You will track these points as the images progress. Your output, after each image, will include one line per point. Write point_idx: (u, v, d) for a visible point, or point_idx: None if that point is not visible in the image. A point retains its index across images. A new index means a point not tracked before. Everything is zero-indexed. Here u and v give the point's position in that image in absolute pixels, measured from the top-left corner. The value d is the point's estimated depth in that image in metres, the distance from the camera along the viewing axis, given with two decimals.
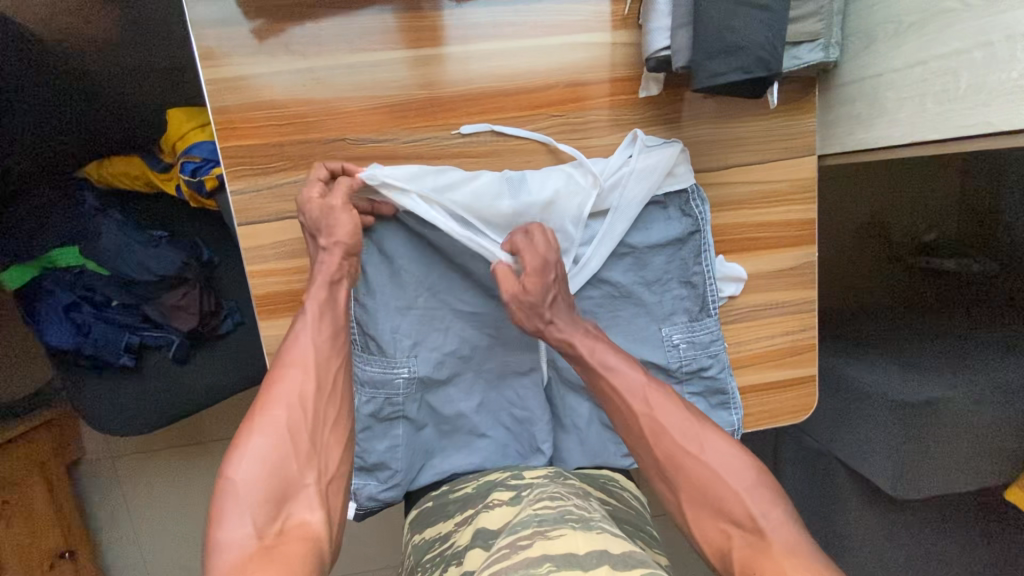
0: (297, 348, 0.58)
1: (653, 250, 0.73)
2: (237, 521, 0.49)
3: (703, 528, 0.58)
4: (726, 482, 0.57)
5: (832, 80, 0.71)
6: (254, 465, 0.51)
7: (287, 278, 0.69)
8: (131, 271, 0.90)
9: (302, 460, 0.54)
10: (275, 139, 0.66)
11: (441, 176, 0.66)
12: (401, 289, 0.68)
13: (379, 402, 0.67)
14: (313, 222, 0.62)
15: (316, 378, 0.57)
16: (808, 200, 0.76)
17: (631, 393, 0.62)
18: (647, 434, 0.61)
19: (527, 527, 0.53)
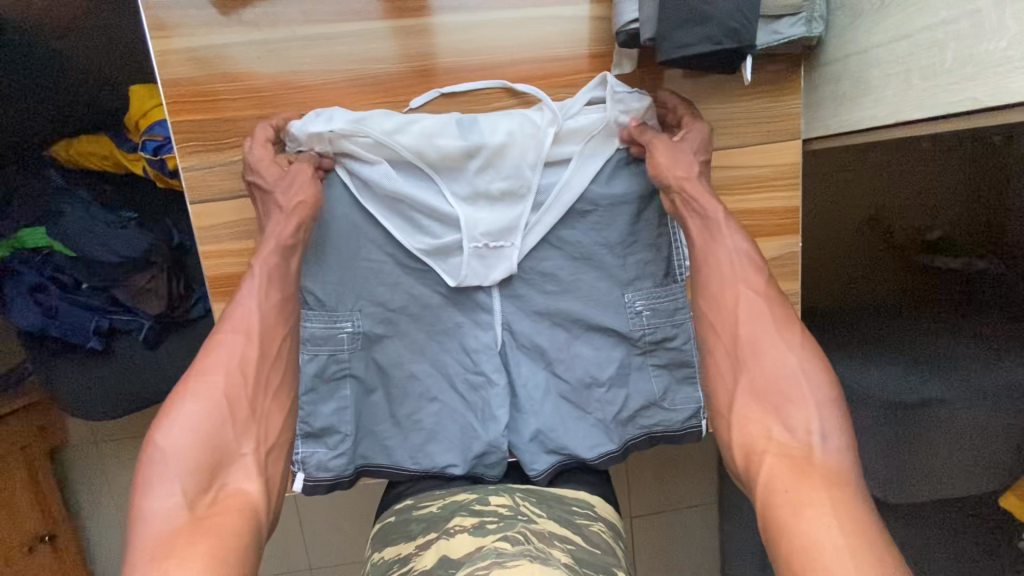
0: (238, 315, 0.55)
1: (616, 209, 0.69)
2: (167, 490, 0.46)
3: (746, 423, 0.55)
4: (798, 387, 0.54)
5: (817, 57, 0.67)
6: (186, 433, 0.49)
7: (240, 259, 0.67)
8: (96, 253, 0.88)
9: (240, 428, 0.51)
10: (228, 114, 0.64)
11: (388, 119, 0.63)
12: (343, 240, 0.66)
13: (323, 361, 0.66)
14: (268, 183, 0.61)
15: (256, 345, 0.55)
16: (792, 187, 0.72)
17: (740, 263, 0.60)
18: (743, 314, 0.58)
19: (485, 559, 0.50)
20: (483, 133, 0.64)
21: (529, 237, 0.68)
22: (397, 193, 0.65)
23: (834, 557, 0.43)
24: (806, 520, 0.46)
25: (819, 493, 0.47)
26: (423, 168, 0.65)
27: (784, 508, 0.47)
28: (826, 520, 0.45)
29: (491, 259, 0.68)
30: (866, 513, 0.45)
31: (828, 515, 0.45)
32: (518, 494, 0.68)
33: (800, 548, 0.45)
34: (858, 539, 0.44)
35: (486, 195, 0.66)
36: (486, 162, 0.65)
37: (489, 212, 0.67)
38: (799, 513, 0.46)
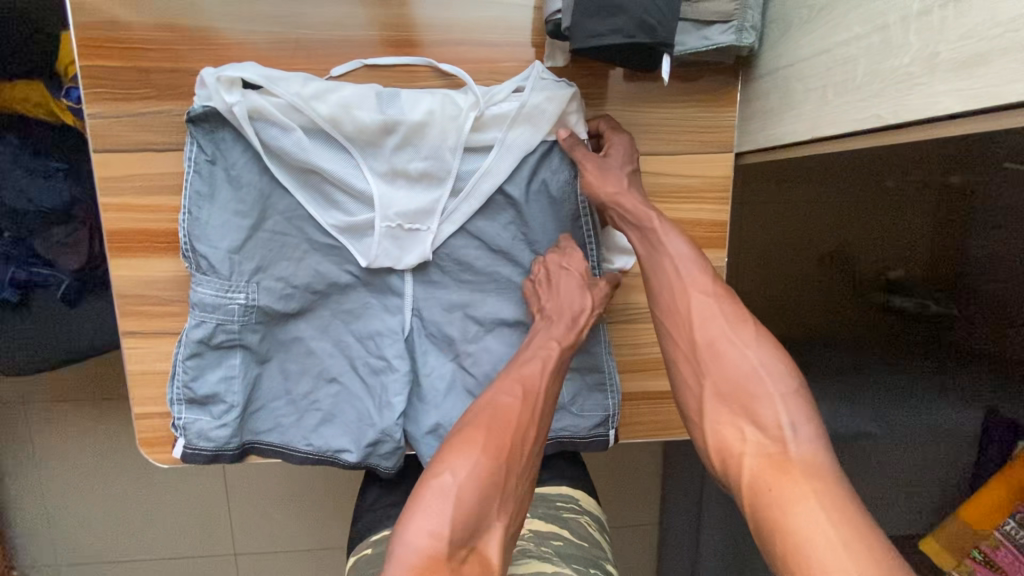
0: (528, 374, 0.61)
1: (536, 205, 0.68)
2: (424, 522, 0.49)
3: (720, 427, 0.54)
4: (762, 382, 0.53)
5: (753, 70, 0.66)
6: (469, 476, 0.51)
7: (142, 215, 0.64)
8: (13, 198, 0.85)
9: (506, 496, 0.53)
10: (140, 64, 0.62)
11: (305, 84, 0.61)
12: (246, 203, 0.63)
13: (211, 328, 0.63)
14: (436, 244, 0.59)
15: (531, 409, 0.58)
16: (721, 201, 0.71)
17: (688, 263, 0.60)
18: (695, 315, 0.58)
19: None
20: (407, 112, 0.63)
21: (447, 224, 0.67)
22: (310, 161, 0.63)
23: (829, 553, 0.42)
24: (795, 516, 0.45)
25: (802, 487, 0.46)
26: (341, 140, 0.63)
27: (773, 508, 0.47)
28: (813, 510, 0.45)
29: (406, 243, 0.67)
30: (848, 515, 0.44)
31: (816, 507, 0.45)
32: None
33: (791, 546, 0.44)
34: (846, 530, 0.43)
35: (405, 175, 0.65)
36: (407, 142, 0.64)
37: (405, 194, 0.66)
38: (788, 511, 0.46)
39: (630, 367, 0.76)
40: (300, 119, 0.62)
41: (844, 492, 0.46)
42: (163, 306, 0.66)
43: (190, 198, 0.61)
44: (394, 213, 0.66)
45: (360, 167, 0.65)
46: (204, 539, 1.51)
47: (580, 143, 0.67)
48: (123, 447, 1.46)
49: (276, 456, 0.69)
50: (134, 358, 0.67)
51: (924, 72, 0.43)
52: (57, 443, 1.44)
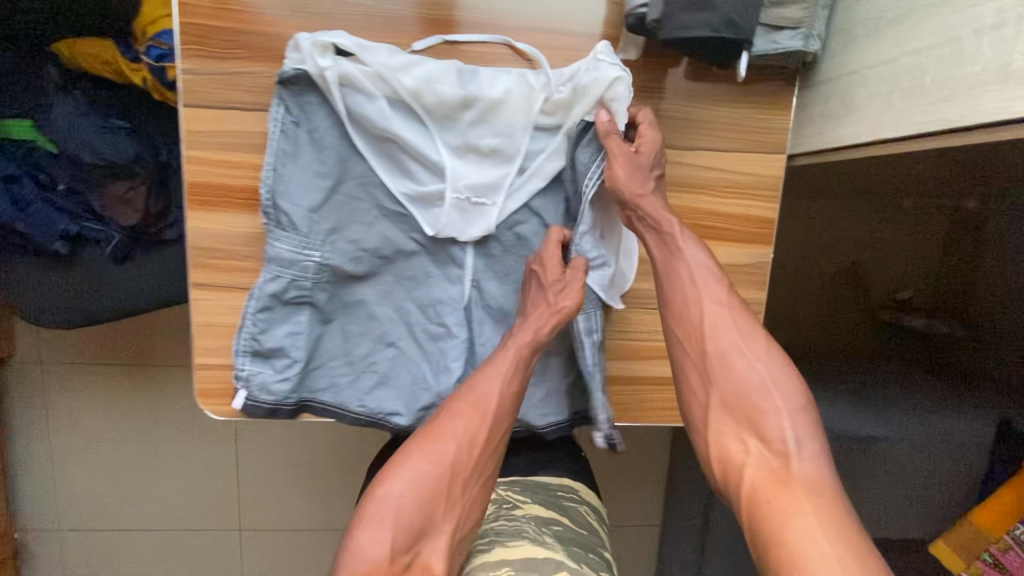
0: (485, 389, 0.65)
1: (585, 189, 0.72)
2: (375, 534, 0.56)
3: (721, 437, 0.61)
4: (768, 395, 0.59)
5: (812, 77, 0.71)
6: (410, 489, 0.58)
7: (222, 170, 0.67)
8: (77, 151, 0.87)
9: (449, 503, 0.60)
10: (235, 25, 0.64)
11: (392, 56, 0.64)
12: (326, 166, 0.66)
13: (284, 283, 0.65)
14: (546, 280, 0.68)
15: (489, 420, 0.64)
16: (770, 198, 0.75)
17: (704, 277, 0.65)
18: (708, 325, 0.64)
19: (489, 540, 0.69)
20: (484, 88, 0.66)
21: (512, 201, 0.70)
22: (390, 131, 0.66)
23: (820, 566, 0.47)
24: (798, 527, 0.50)
25: (800, 501, 0.52)
26: (419, 111, 0.66)
27: (770, 517, 0.52)
28: (809, 523, 0.50)
29: (471, 215, 0.70)
30: (846, 529, 0.49)
31: (811, 520, 0.50)
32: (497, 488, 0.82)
33: (779, 549, 0.50)
34: (843, 543, 0.49)
35: (476, 149, 0.68)
36: (481, 117, 0.67)
37: (475, 168, 0.69)
38: (784, 524, 0.51)
39: None
40: (381, 88, 0.65)
41: (839, 508, 0.52)
42: (233, 260, 0.68)
43: (275, 156, 0.64)
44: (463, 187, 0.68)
45: (435, 139, 0.67)
46: (209, 511, 1.51)
47: (618, 131, 0.68)
48: (134, 415, 1.45)
49: (330, 415, 0.71)
50: (201, 309, 0.69)
51: (995, 81, 0.46)
52: (68, 405, 1.43)
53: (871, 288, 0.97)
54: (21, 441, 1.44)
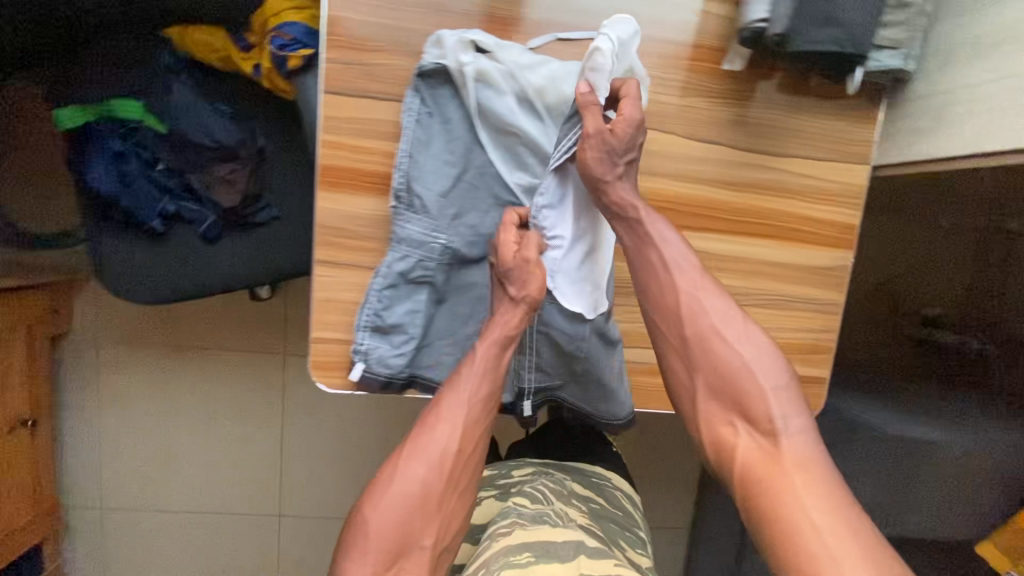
0: (450, 404, 0.69)
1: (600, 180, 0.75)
2: (361, 561, 0.63)
3: (711, 420, 0.67)
4: (753, 378, 0.65)
5: (902, 95, 0.76)
6: (387, 516, 0.64)
7: (355, 155, 0.71)
8: (192, 133, 0.92)
9: (427, 518, 0.65)
10: (377, 20, 0.69)
11: (522, 55, 0.69)
12: (456, 154, 0.70)
13: (411, 263, 0.70)
14: (504, 272, 0.70)
15: (459, 431, 0.68)
16: (854, 205, 0.80)
17: (681, 269, 0.70)
18: (687, 312, 0.69)
19: (507, 518, 0.74)
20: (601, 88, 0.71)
21: None
22: (512, 126, 0.70)
23: (813, 534, 0.55)
24: (794, 492, 0.58)
25: (789, 476, 0.59)
26: (539, 108, 0.71)
27: (761, 492, 0.60)
28: (798, 495, 0.58)
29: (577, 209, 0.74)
30: (830, 497, 0.57)
31: (800, 492, 0.58)
32: (536, 463, 0.95)
33: (778, 519, 0.58)
34: (829, 508, 0.57)
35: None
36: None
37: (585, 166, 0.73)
38: (778, 497, 0.58)
39: None
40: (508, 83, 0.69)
41: (822, 474, 0.59)
42: (357, 240, 0.72)
43: (411, 143, 0.69)
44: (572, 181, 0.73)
45: (551, 134, 0.72)
46: (252, 496, 1.53)
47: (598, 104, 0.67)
48: (181, 397, 1.46)
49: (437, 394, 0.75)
50: (324, 285, 0.73)
51: None
52: (118, 386, 1.44)
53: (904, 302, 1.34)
54: (66, 420, 1.44)
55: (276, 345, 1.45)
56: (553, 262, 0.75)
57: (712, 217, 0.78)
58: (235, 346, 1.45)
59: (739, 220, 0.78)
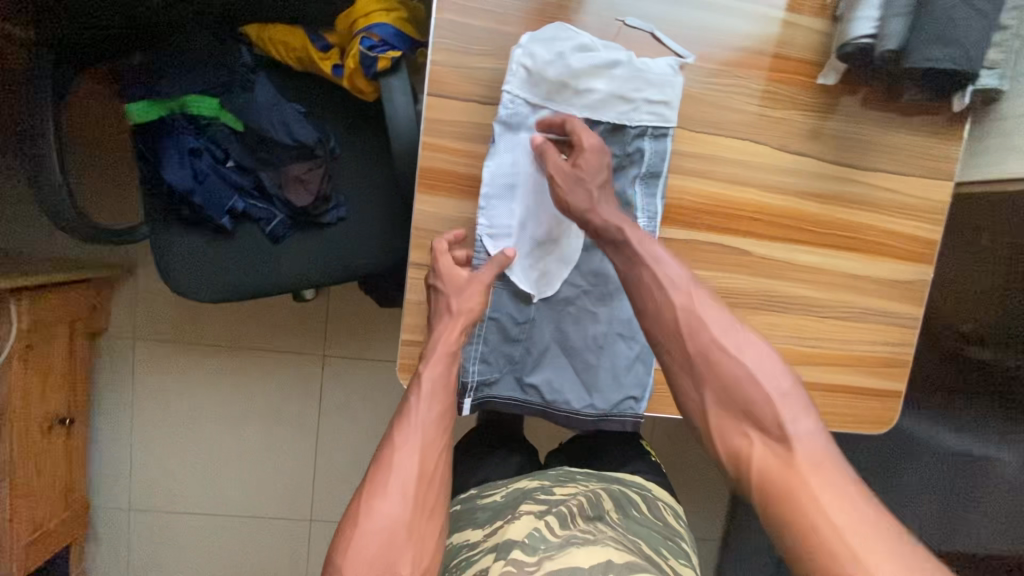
0: (404, 428, 0.61)
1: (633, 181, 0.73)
2: None
3: (723, 435, 0.55)
4: (757, 385, 0.54)
5: (988, 113, 0.78)
6: (364, 553, 0.53)
7: (453, 158, 0.70)
8: (273, 131, 0.90)
9: (408, 545, 0.54)
10: (483, 23, 0.68)
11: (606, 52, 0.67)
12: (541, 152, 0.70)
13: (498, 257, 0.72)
14: (444, 288, 0.69)
15: (421, 445, 0.60)
16: (936, 221, 0.80)
17: (676, 284, 0.62)
18: (684, 326, 0.60)
19: (534, 551, 0.63)
20: (639, 98, 0.69)
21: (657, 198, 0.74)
22: (546, 136, 0.69)
23: (848, 552, 0.44)
24: (814, 500, 0.47)
25: (813, 486, 0.48)
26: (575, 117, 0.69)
27: (787, 509, 0.48)
28: (828, 517, 0.46)
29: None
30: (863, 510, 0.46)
31: (831, 499, 0.47)
32: (572, 476, 0.86)
33: (817, 547, 0.45)
34: (861, 522, 0.45)
35: (617, 159, 0.72)
36: (629, 128, 0.71)
37: (620, 178, 0.73)
38: (802, 512, 0.47)
39: (836, 363, 0.83)
40: (548, 90, 0.67)
41: (850, 484, 0.48)
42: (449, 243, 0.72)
43: (503, 136, 0.68)
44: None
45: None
46: (283, 502, 1.50)
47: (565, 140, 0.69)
48: (216, 398, 1.43)
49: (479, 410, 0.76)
50: (415, 287, 0.73)
51: None
52: (153, 385, 1.41)
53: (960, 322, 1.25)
54: (100, 420, 1.41)
55: (317, 345, 1.44)
56: (498, 249, 0.72)
57: (797, 229, 0.78)
58: (276, 346, 1.43)
59: (824, 232, 0.79)
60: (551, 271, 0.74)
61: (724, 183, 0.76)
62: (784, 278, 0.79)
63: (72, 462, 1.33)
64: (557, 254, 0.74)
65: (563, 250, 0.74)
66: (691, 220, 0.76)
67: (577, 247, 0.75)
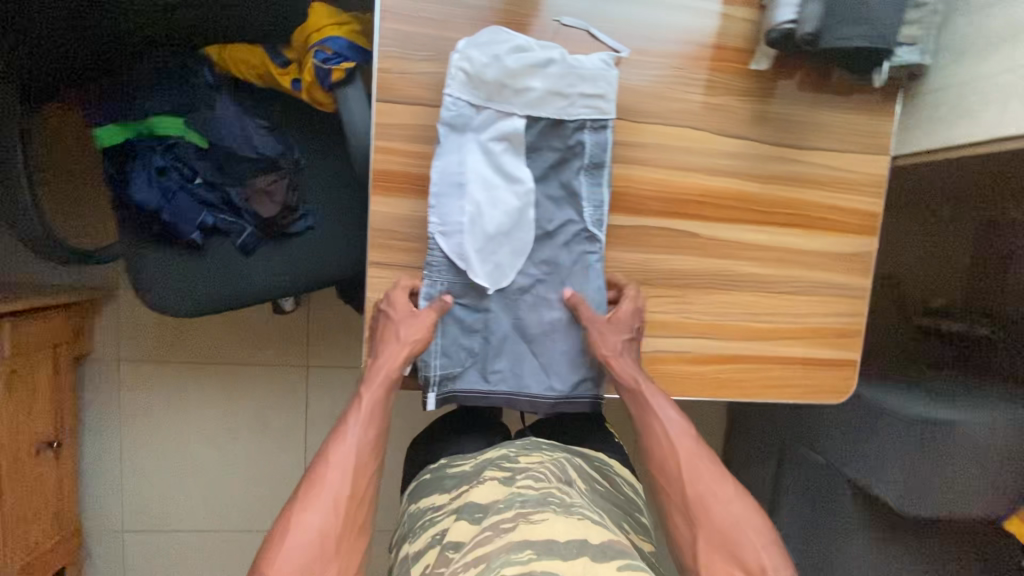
0: (339, 450, 0.68)
1: (579, 174, 0.76)
2: None
3: (713, 572, 0.66)
4: (744, 532, 0.67)
5: (917, 88, 0.82)
6: (289, 565, 0.59)
7: (405, 159, 0.73)
8: (235, 145, 0.94)
9: (332, 560, 0.61)
10: (425, 31, 0.72)
11: (540, 51, 0.70)
12: (490, 149, 0.72)
13: (453, 252, 0.74)
14: (393, 317, 0.74)
15: (354, 470, 0.68)
16: (876, 194, 0.84)
17: (680, 436, 0.75)
18: (687, 474, 0.72)
19: (511, 509, 0.71)
20: (575, 93, 0.72)
21: (603, 187, 0.77)
22: (491, 136, 0.72)
23: None
24: None
25: None
26: (516, 114, 0.72)
27: None
28: None
29: (554, 209, 0.77)
30: None
31: None
32: (538, 444, 0.92)
33: None
34: None
35: (561, 153, 0.75)
36: (568, 122, 0.73)
37: (566, 171, 0.76)
38: None
39: (792, 336, 0.85)
40: (488, 91, 0.70)
41: None
42: (406, 241, 0.75)
43: (450, 135, 0.71)
44: (552, 183, 0.77)
45: (524, 143, 0.73)
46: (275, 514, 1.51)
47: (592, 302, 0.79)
48: (202, 414, 1.45)
49: (443, 402, 0.79)
50: (375, 286, 0.76)
51: None
52: (140, 406, 1.43)
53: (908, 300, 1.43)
54: (88, 442, 1.42)
55: (300, 356, 1.46)
56: (450, 245, 0.74)
57: (741, 209, 0.82)
58: (260, 359, 1.45)
59: (769, 211, 0.82)
60: (504, 264, 0.76)
61: (669, 169, 0.79)
62: (733, 257, 0.83)
63: (63, 485, 1.34)
64: (508, 249, 0.76)
65: (515, 243, 0.76)
66: (638, 206, 0.79)
67: (528, 240, 0.77)
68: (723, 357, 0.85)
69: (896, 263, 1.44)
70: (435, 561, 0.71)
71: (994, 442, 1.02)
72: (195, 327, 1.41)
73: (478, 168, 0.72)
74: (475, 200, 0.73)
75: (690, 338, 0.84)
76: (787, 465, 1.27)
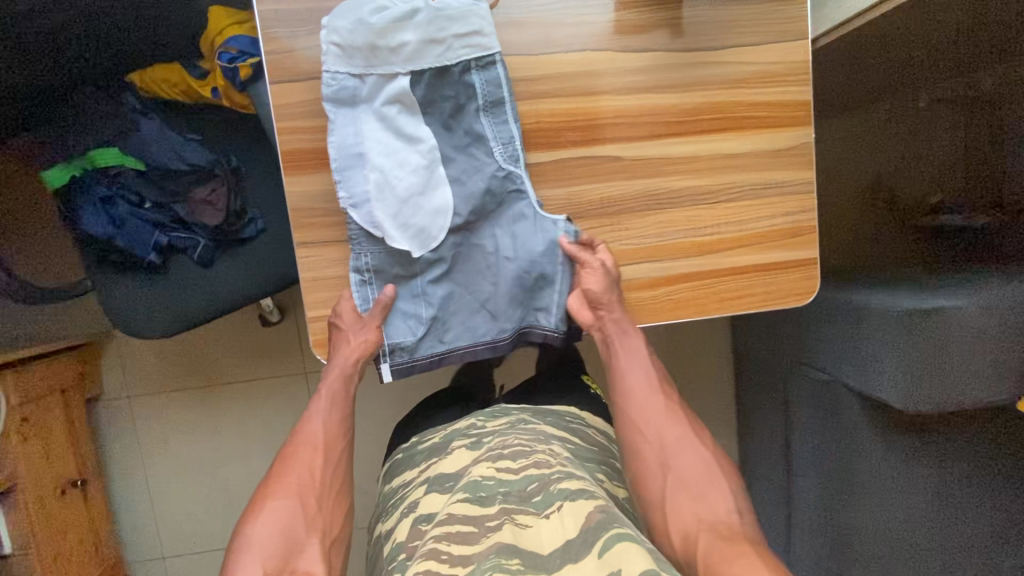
0: (309, 430, 0.77)
1: (481, 116, 0.77)
2: (251, 566, 0.63)
3: (679, 511, 0.68)
4: (710, 476, 0.71)
5: None
6: (270, 525, 0.67)
7: (310, 135, 0.75)
8: (166, 160, 0.97)
9: (311, 520, 0.68)
10: (307, 5, 0.73)
11: (404, 6, 0.71)
12: (384, 115, 0.73)
13: (372, 222, 0.75)
14: (344, 325, 0.77)
15: (320, 449, 0.75)
16: (800, 82, 0.81)
17: (654, 386, 0.81)
18: (658, 419, 0.77)
19: (495, 505, 0.66)
20: (448, 36, 0.73)
21: (512, 122, 0.77)
22: (382, 102, 0.73)
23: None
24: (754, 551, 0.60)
25: (745, 548, 0.60)
26: (400, 73, 0.73)
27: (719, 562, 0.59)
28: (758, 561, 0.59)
29: (463, 157, 0.78)
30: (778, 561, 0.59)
31: (753, 554, 0.59)
32: (507, 410, 0.90)
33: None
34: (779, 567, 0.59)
35: (455, 100, 0.76)
36: (453, 67, 0.74)
37: (465, 117, 0.77)
38: (735, 559, 0.58)
39: (740, 244, 0.83)
40: (365, 57, 0.71)
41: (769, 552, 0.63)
42: (327, 215, 0.77)
43: (338, 109, 0.72)
44: (457, 133, 0.78)
45: (416, 101, 0.75)
46: None
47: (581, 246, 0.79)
48: (204, 439, 1.48)
49: (400, 372, 0.81)
50: (306, 265, 0.78)
51: None
52: (150, 439, 1.47)
53: (901, 200, 1.33)
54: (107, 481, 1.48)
55: (295, 365, 1.47)
56: (364, 217, 0.75)
57: (663, 123, 0.80)
58: (254, 374, 1.46)
59: (693, 120, 0.80)
60: (428, 226, 0.77)
61: (578, 97, 0.78)
62: (664, 173, 0.81)
63: (97, 521, 1.42)
64: (428, 207, 0.77)
65: (434, 203, 0.77)
66: (553, 138, 0.79)
67: (447, 197, 0.77)
68: (673, 277, 0.83)
69: (879, 163, 1.34)
70: (407, 533, 0.70)
71: (991, 324, 0.92)
72: (189, 352, 1.45)
73: (375, 133, 0.74)
74: (379, 168, 0.74)
75: (635, 263, 0.82)
76: (789, 387, 1.21)
